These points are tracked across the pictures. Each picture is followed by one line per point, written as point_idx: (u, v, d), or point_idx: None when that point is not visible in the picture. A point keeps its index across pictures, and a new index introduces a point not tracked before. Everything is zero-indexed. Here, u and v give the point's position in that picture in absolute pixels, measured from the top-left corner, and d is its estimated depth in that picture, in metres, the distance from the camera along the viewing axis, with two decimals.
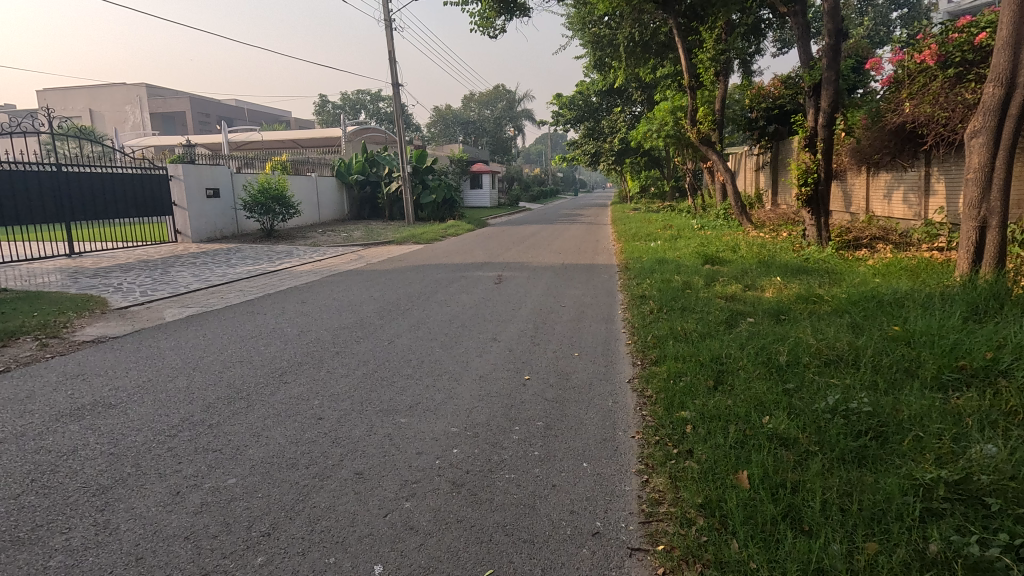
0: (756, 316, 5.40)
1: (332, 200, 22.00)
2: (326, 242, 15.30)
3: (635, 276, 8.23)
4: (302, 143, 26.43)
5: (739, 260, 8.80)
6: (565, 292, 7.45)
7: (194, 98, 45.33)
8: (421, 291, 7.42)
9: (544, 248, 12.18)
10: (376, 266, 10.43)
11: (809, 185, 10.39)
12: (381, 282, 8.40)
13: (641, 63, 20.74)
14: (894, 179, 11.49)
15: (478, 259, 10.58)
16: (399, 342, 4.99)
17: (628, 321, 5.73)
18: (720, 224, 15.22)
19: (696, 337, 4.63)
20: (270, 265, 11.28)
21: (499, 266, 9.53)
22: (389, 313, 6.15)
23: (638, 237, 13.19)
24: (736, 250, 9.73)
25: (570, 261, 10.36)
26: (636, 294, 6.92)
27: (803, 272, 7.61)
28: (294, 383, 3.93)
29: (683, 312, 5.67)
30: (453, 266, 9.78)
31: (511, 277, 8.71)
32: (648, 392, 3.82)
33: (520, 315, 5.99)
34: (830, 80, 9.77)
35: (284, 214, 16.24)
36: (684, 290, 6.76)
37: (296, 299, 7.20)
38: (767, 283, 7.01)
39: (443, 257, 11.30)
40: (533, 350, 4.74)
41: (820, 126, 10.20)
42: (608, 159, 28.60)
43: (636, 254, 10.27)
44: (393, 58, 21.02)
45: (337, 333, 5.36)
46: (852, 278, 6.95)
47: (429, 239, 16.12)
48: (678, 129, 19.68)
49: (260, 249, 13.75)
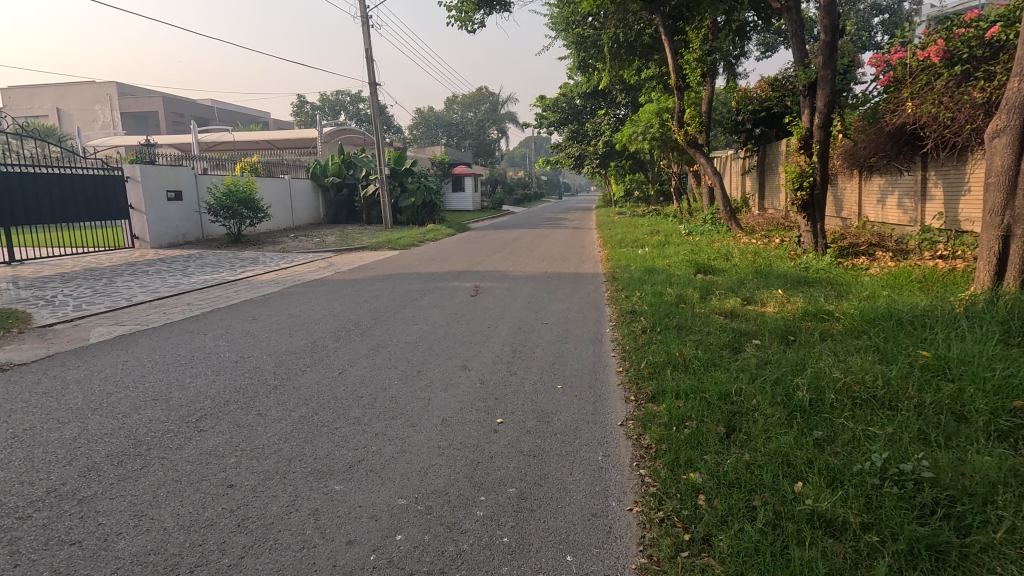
0: (762, 338, 4.78)
1: (307, 203, 21.10)
2: (297, 247, 14.48)
3: (624, 288, 7.60)
4: (276, 144, 25.45)
5: (734, 269, 8.23)
6: (548, 305, 6.77)
7: (167, 98, 43.91)
8: (388, 306, 6.68)
9: (526, 255, 11.50)
10: (345, 275, 9.67)
11: (805, 189, 9.87)
12: (347, 295, 7.64)
13: (625, 64, 20.20)
14: (888, 183, 11.04)
15: (455, 267, 9.86)
16: (351, 372, 4.26)
17: (619, 343, 5.06)
18: (708, 228, 14.71)
19: (698, 366, 3.98)
20: (230, 274, 10.43)
21: (477, 276, 8.82)
22: (347, 333, 5.41)
23: (625, 243, 12.59)
24: (729, 258, 9.17)
25: (553, 270, 9.69)
26: (625, 309, 6.26)
27: (804, 284, 7.04)
28: (211, 432, 3.19)
29: (679, 332, 5.04)
30: (428, 275, 9.06)
31: (489, 288, 8.01)
32: (646, 440, 3.15)
33: (497, 335, 5.29)
34: (825, 79, 9.25)
35: (253, 218, 15.37)
36: (679, 305, 6.11)
37: (247, 315, 6.42)
38: (768, 296, 6.42)
39: (418, 265, 10.56)
40: (509, 382, 4.05)
41: (815, 128, 9.67)
42: (593, 162, 28.11)
43: (624, 262, 9.65)
44: (369, 56, 20.20)
45: (281, 359, 4.61)
46: (859, 292, 6.38)
47: (406, 245, 15.34)
48: (664, 132, 19.14)
49: (223, 256, 12.86)
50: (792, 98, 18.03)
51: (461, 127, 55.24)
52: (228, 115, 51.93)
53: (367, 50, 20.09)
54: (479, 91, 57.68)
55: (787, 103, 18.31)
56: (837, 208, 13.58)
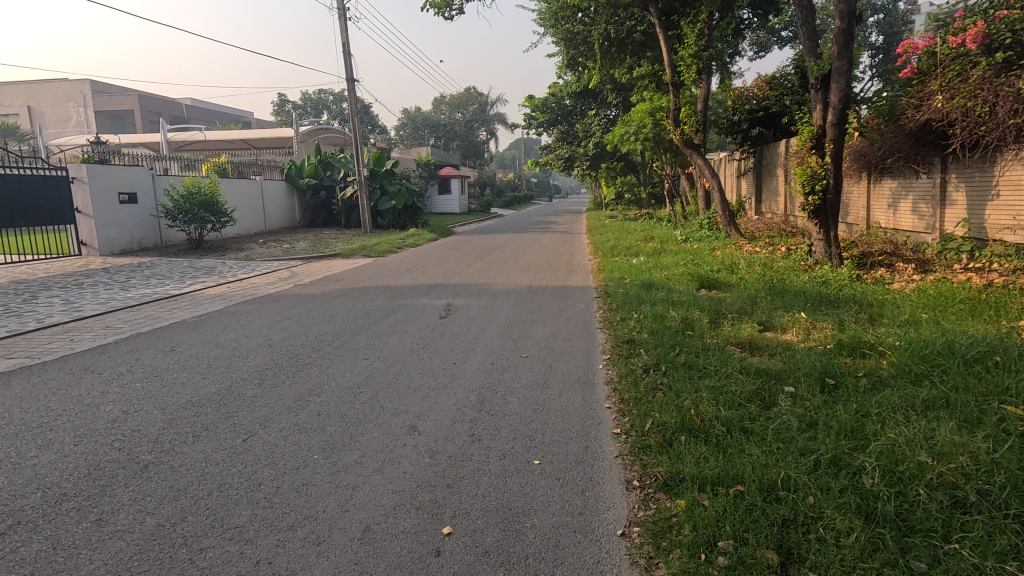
0: (796, 384, 3.78)
1: (280, 206, 19.93)
2: (262, 255, 13.35)
3: (618, 307, 6.58)
4: (252, 144, 24.06)
5: (742, 285, 7.26)
6: (529, 329, 5.75)
7: (143, 97, 42.58)
8: (339, 332, 5.60)
9: (509, 265, 10.46)
10: (303, 289, 8.57)
11: (817, 194, 8.91)
12: (296, 315, 6.54)
13: (616, 62, 19.30)
14: (901, 187, 10.15)
15: (428, 280, 8.80)
16: (258, 439, 3.18)
17: (615, 387, 4.05)
18: (706, 234, 13.79)
19: (724, 436, 2.98)
20: (175, 286, 9.28)
21: (451, 291, 7.77)
22: (277, 372, 4.33)
23: (618, 251, 11.56)
24: (734, 270, 8.19)
25: (537, 282, 8.68)
26: (620, 336, 5.26)
27: (827, 304, 6.06)
28: (5, 564, 2.11)
29: (689, 373, 4.03)
30: (397, 290, 8.01)
31: (462, 307, 6.97)
32: (663, 569, 2.15)
33: (463, 376, 4.25)
34: (840, 72, 8.34)
35: (215, 223, 14.21)
36: (685, 334, 5.08)
37: (165, 345, 5.31)
38: (788, 321, 5.46)
39: (388, 277, 9.48)
40: (467, 456, 3.01)
41: (827, 126, 8.74)
42: (583, 163, 27.20)
43: (618, 274, 8.62)
44: (347, 51, 19.10)
45: (173, 415, 3.52)
46: (894, 316, 5.43)
47: (382, 252, 14.25)
48: (657, 131, 18.20)
49: (178, 264, 11.71)
50: (791, 96, 17.29)
51: (449, 127, 54.10)
52: (208, 113, 50.43)
53: (345, 45, 19.00)
54: (468, 91, 56.45)
55: (786, 102, 17.52)
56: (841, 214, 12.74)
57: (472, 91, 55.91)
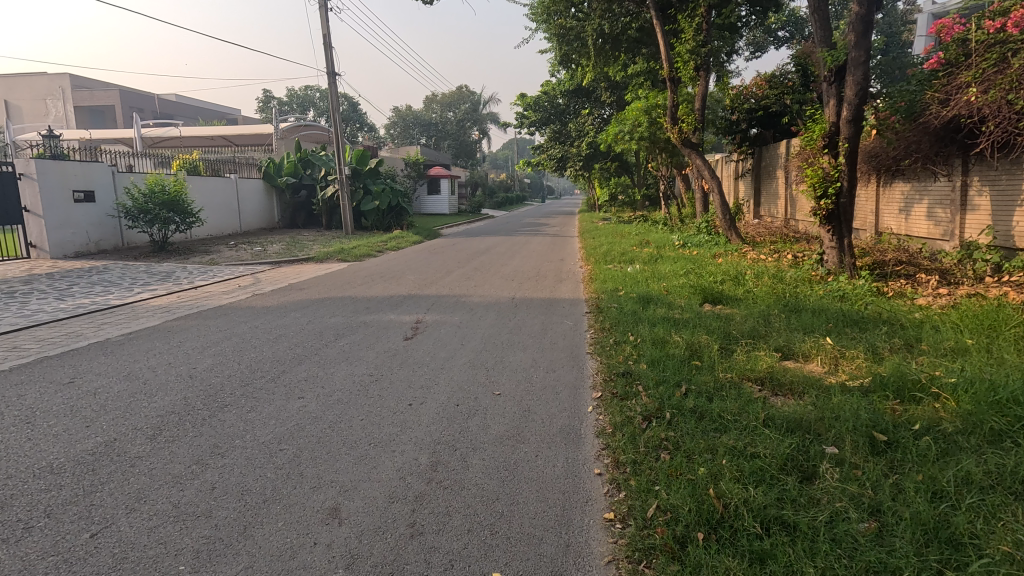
0: (840, 444, 2.93)
1: (257, 205, 18.96)
2: (229, 259, 12.40)
3: (611, 327, 5.73)
4: (233, 141, 23.78)
5: (751, 300, 6.44)
6: (506, 355, 4.88)
7: (125, 93, 41.25)
8: (279, 359, 4.69)
9: (493, 272, 9.61)
10: (260, 300, 7.66)
11: (830, 197, 8.06)
12: (237, 335, 5.61)
13: (611, 60, 18.52)
14: (916, 190, 9.37)
15: (402, 290, 7.93)
16: (107, 539, 2.27)
17: (608, 443, 3.19)
18: (704, 239, 12.97)
19: (763, 545, 2.13)
20: (119, 295, 8.33)
21: (423, 305, 6.89)
22: (181, 421, 3.41)
23: (611, 258, 10.68)
24: (740, 282, 7.37)
25: (523, 294, 7.82)
26: (614, 368, 4.40)
27: (852, 326, 5.23)
28: None
29: (700, 427, 3.18)
30: (364, 303, 7.14)
31: (434, 324, 6.09)
32: None
33: (415, 427, 3.37)
34: (856, 63, 7.54)
35: (181, 223, 13.25)
36: (693, 365, 4.23)
37: (65, 375, 4.38)
38: (811, 348, 4.63)
39: (358, 286, 8.59)
40: (399, 566, 2.14)
41: (841, 123, 7.93)
42: (576, 165, 26.40)
43: (611, 285, 7.80)
44: (328, 45, 18.18)
45: (17, 490, 2.63)
46: (936, 340, 4.62)
47: (359, 256, 13.35)
48: (652, 131, 17.43)
49: (133, 269, 10.73)
50: (792, 96, 16.65)
51: (440, 127, 53.18)
52: (192, 110, 49.15)
53: (326, 38, 18.10)
54: (461, 91, 54.33)
55: (786, 101, 16.91)
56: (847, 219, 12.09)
57: (464, 90, 54.63)
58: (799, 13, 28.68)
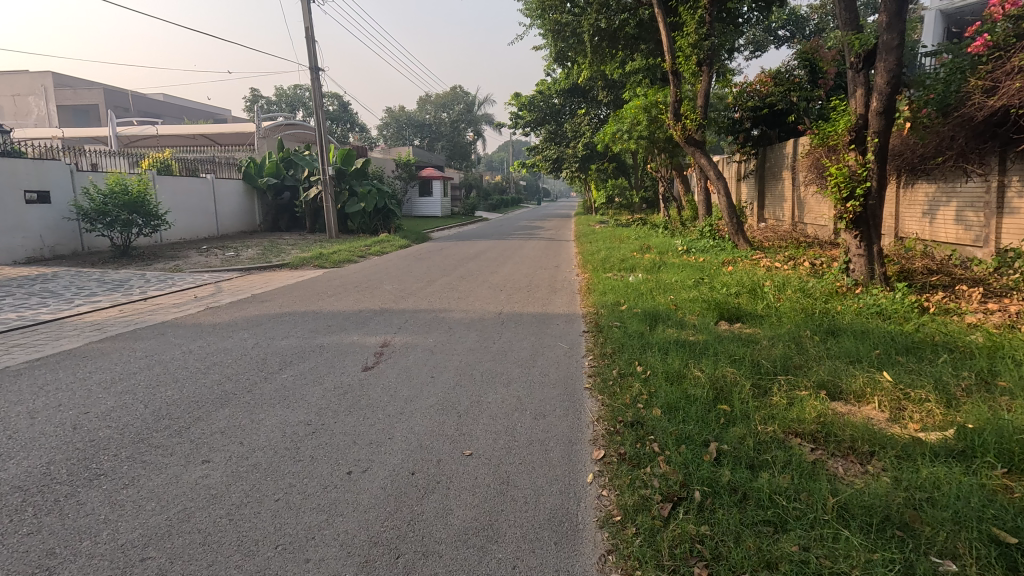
0: (959, 558, 2.01)
1: (235, 207, 17.97)
2: (195, 265, 11.42)
3: (613, 350, 4.80)
4: (215, 140, 22.84)
5: (776, 319, 5.53)
6: (485, 393, 3.92)
7: (109, 91, 40.10)
8: (198, 400, 3.71)
9: (480, 282, 8.67)
10: (209, 315, 6.69)
11: (858, 199, 7.14)
12: (164, 363, 4.65)
13: (607, 57, 17.66)
14: (942, 191, 8.50)
15: (373, 304, 6.98)
16: None
17: (617, 544, 2.26)
18: (710, 244, 12.06)
19: None
20: (54, 308, 7.35)
21: (395, 323, 5.93)
22: (21, 507, 2.44)
23: (610, 265, 9.75)
24: (758, 296, 6.46)
25: (511, 307, 6.89)
26: (619, 415, 3.45)
27: (903, 354, 4.33)
28: None
29: (746, 521, 2.28)
30: (328, 319, 6.18)
31: (403, 346, 5.14)
32: None
33: (348, 516, 2.41)
34: (887, 47, 6.66)
35: (145, 226, 12.27)
36: (721, 413, 3.31)
37: None
38: (862, 387, 3.72)
39: (327, 297, 7.64)
40: None
41: (869, 115, 7.04)
42: (572, 166, 25.54)
43: (611, 298, 6.89)
44: (310, 39, 17.24)
45: None
46: (1019, 373, 3.70)
47: (338, 261, 12.40)
48: (652, 131, 16.56)
49: (85, 277, 9.74)
50: (798, 93, 15.86)
51: (434, 128, 52.27)
52: (179, 110, 48.04)
53: (308, 33, 17.19)
54: (455, 91, 53.78)
55: (792, 98, 16.08)
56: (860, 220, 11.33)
57: (458, 91, 53.53)
58: (800, 12, 27.97)
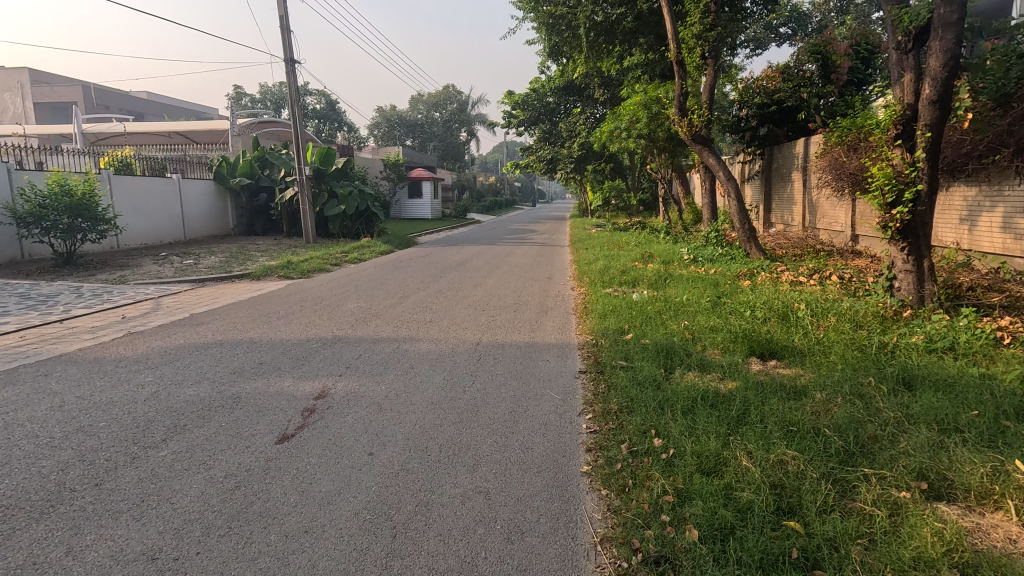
0: None
1: (205, 209, 16.71)
2: (143, 276, 10.15)
3: (619, 407, 3.64)
4: (190, 138, 21.53)
5: (822, 361, 4.39)
6: (438, 488, 2.73)
7: (87, 88, 38.70)
8: (6, 506, 2.49)
9: (459, 300, 7.48)
10: (121, 346, 5.46)
11: (907, 204, 5.97)
12: (11, 428, 3.42)
13: (604, 52, 16.53)
14: (987, 194, 7.36)
15: (326, 331, 5.77)
16: None
17: None
18: (719, 253, 10.91)
19: None
20: None
21: (343, 361, 4.73)
22: None
23: (610, 278, 8.59)
24: (792, 325, 5.29)
25: (491, 334, 5.69)
26: (635, 545, 2.27)
27: (1016, 418, 3.16)
28: None
29: None
30: (263, 353, 4.97)
31: (342, 396, 3.93)
32: None
33: None
34: (944, 21, 5.51)
35: (92, 231, 11.01)
36: (794, 547, 2.14)
37: None
38: (986, 482, 2.54)
39: (274, 320, 6.41)
40: None
41: (920, 105, 5.89)
42: (566, 167, 24.40)
43: (614, 324, 5.71)
44: (285, 30, 16.04)
45: None
46: None
47: (307, 270, 11.15)
48: (652, 130, 15.42)
49: (7, 291, 8.47)
50: (808, 89, 14.84)
51: (425, 128, 51.41)
52: (161, 108, 46.58)
53: (283, 24, 16.00)
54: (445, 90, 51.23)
55: (802, 95, 15.11)
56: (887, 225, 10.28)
57: (452, 90, 51.53)
58: (801, 8, 27.09)
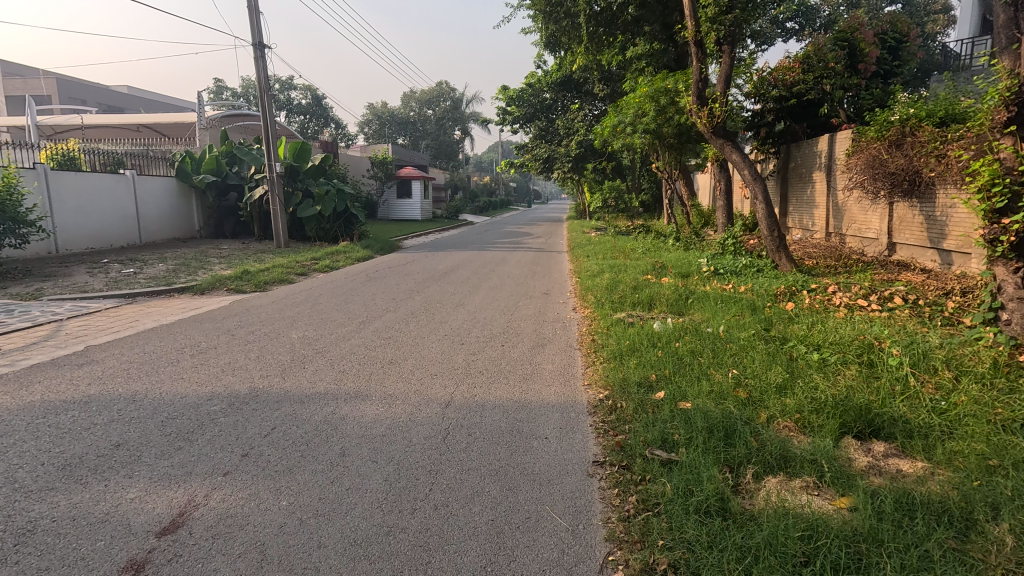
0: None
1: (164, 208, 15.07)
2: (62, 289, 8.51)
3: (673, 560, 2.14)
4: (156, 133, 19.82)
5: (968, 455, 2.85)
6: None
7: (60, 80, 36.98)
8: None
9: (432, 329, 5.90)
10: None
11: None
12: None
13: (605, 42, 15.00)
14: None
15: (239, 383, 4.17)
16: None
17: None
18: (743, 263, 9.37)
19: None
20: None
21: (241, 443, 3.15)
22: None
23: (620, 298, 7.04)
24: (890, 381, 3.72)
25: (467, 389, 4.10)
26: None
27: None
28: None
29: None
30: (129, 426, 3.38)
31: (205, 528, 2.36)
32: None
33: None
34: None
35: (9, 235, 9.36)
36: None
37: None
38: None
39: (183, 362, 4.80)
40: None
41: None
42: (563, 167, 22.88)
43: (636, 375, 4.14)
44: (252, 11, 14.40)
45: None
46: None
47: (263, 282, 9.54)
48: (660, 124, 13.88)
49: None
50: (833, 80, 13.31)
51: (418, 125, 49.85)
52: (141, 102, 44.85)
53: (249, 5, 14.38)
54: (439, 87, 49.89)
55: (825, 87, 13.47)
56: (937, 233, 8.86)
57: (445, 87, 50.03)
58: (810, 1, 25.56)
